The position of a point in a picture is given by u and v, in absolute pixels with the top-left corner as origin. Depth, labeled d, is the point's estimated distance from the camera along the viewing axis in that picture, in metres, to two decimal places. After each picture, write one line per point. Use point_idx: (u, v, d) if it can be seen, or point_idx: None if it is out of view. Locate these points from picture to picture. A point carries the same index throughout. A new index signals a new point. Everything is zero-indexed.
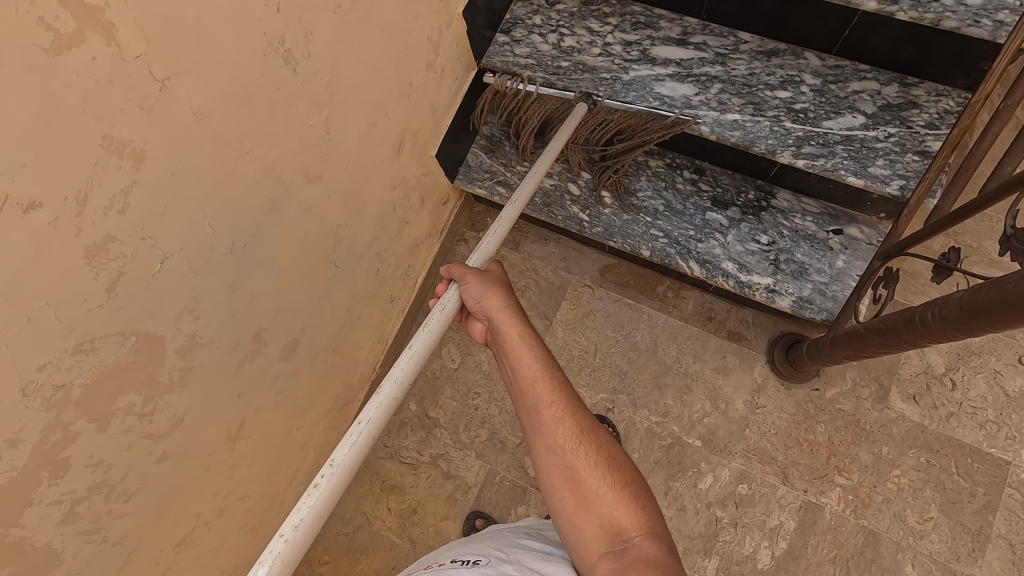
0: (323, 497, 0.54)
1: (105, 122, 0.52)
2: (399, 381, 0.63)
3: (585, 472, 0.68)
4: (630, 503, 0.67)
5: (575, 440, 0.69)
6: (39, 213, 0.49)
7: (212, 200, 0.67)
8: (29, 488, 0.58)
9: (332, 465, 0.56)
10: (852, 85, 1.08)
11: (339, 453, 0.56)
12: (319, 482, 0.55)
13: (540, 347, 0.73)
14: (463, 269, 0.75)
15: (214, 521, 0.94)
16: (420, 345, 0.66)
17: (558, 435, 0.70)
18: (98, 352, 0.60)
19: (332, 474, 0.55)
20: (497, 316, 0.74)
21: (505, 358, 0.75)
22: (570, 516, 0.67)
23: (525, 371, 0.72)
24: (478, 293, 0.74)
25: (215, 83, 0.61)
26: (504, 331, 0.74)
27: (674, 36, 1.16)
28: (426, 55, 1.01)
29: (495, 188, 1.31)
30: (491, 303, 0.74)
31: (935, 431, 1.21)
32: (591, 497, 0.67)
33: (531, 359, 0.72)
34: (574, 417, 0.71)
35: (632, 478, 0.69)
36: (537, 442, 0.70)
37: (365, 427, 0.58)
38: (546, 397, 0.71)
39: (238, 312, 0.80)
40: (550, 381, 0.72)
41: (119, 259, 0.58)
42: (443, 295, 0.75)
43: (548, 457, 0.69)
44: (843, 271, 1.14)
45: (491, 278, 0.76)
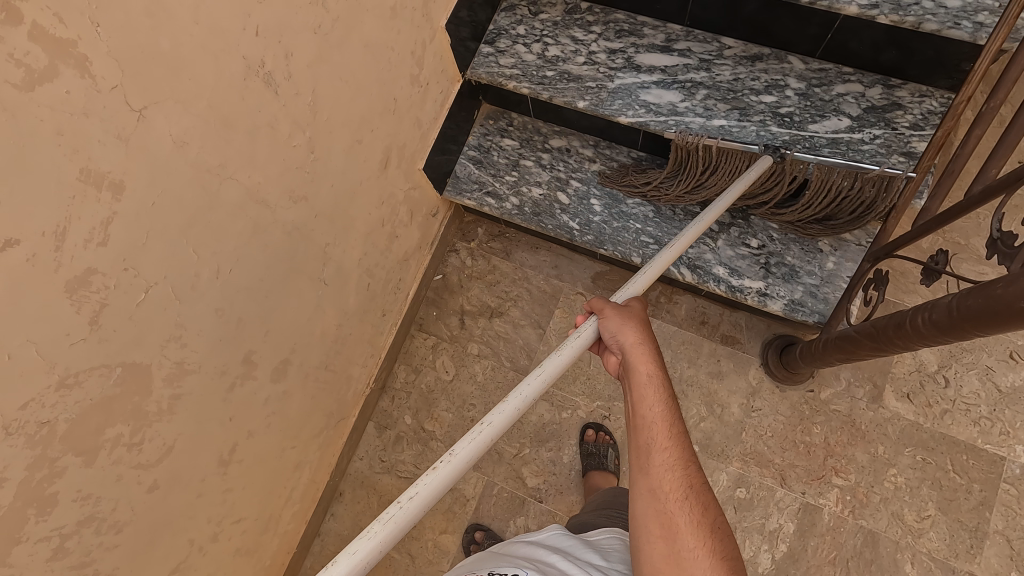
0: (442, 479, 0.54)
1: (82, 155, 0.51)
2: (527, 396, 0.64)
3: (683, 528, 0.61)
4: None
5: (681, 493, 0.63)
6: (17, 250, 0.48)
7: (195, 226, 0.66)
8: (15, 526, 0.58)
9: (452, 454, 0.56)
10: (836, 88, 1.08)
11: (462, 445, 0.57)
12: (440, 465, 0.55)
13: (668, 393, 0.70)
14: (603, 303, 0.77)
15: (209, 546, 0.93)
16: (553, 366, 0.67)
17: (663, 481, 0.64)
18: (82, 385, 0.59)
19: (452, 462, 0.55)
20: (631, 350, 0.72)
21: (628, 393, 0.71)
22: (654, 568, 0.60)
23: (647, 407, 0.69)
24: (616, 326, 0.74)
25: (195, 110, 0.61)
26: (634, 368, 0.72)
27: (659, 43, 1.16)
28: (409, 70, 1.00)
29: (484, 199, 1.31)
30: (627, 337, 0.73)
31: (929, 429, 1.22)
32: (683, 553, 0.60)
33: (656, 399, 0.69)
34: (685, 470, 0.65)
35: (734, 555, 0.61)
36: (640, 483, 0.65)
37: (489, 428, 0.59)
38: (663, 440, 0.66)
39: (226, 336, 0.79)
40: (670, 428, 0.68)
41: (102, 291, 0.57)
42: (581, 326, 0.76)
43: (646, 499, 0.64)
44: (834, 272, 1.15)
45: (634, 316, 0.76)
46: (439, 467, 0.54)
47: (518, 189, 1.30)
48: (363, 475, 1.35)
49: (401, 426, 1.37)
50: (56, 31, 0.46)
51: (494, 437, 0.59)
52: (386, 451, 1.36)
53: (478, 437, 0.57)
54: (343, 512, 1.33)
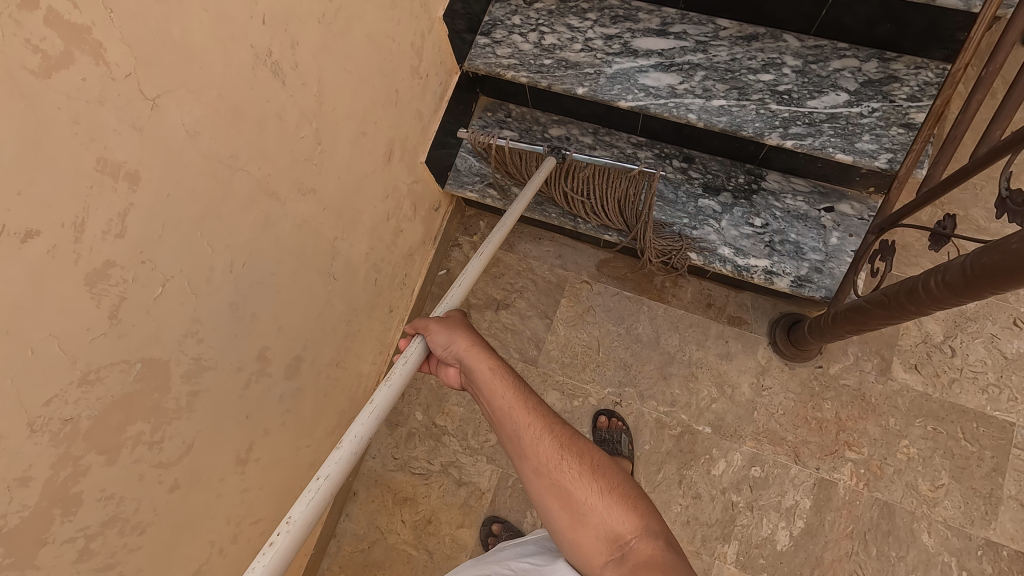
0: (279, 555, 0.52)
1: (99, 144, 0.50)
2: (361, 437, 0.62)
3: (573, 485, 0.63)
4: (624, 506, 0.62)
5: (558, 455, 0.65)
6: (38, 241, 0.48)
7: (209, 219, 0.65)
8: (41, 527, 0.57)
9: (288, 522, 0.54)
10: (833, 63, 1.09)
11: (296, 511, 0.55)
12: (275, 539, 0.53)
13: (508, 372, 0.71)
14: (425, 320, 0.76)
15: (229, 547, 0.92)
16: (381, 399, 0.65)
17: (540, 454, 0.66)
18: (103, 381, 0.59)
19: (289, 530, 0.53)
20: (466, 355, 0.73)
21: (479, 393, 0.72)
22: (566, 534, 0.62)
23: (498, 400, 0.69)
24: (444, 337, 0.75)
25: (205, 99, 0.60)
26: (473, 367, 0.72)
27: (654, 27, 1.17)
28: (409, 61, 1.00)
29: (486, 191, 1.32)
30: (458, 343, 0.74)
31: (939, 398, 1.23)
32: (582, 508, 0.62)
33: (502, 384, 0.70)
34: (552, 432, 0.67)
35: (622, 479, 0.65)
36: (523, 468, 0.66)
37: (324, 483, 0.57)
38: (523, 416, 0.68)
39: (241, 333, 0.78)
40: (525, 401, 0.69)
41: (120, 284, 0.57)
42: (407, 349, 0.75)
43: (535, 479, 0.65)
44: (838, 248, 1.16)
45: (452, 322, 0.76)
46: (275, 543, 0.52)
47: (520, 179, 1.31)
48: (376, 473, 1.34)
49: (412, 423, 1.37)
50: (71, 17, 0.46)
51: (330, 491, 0.57)
52: (398, 449, 1.35)
53: (311, 499, 0.55)
54: (357, 512, 1.33)
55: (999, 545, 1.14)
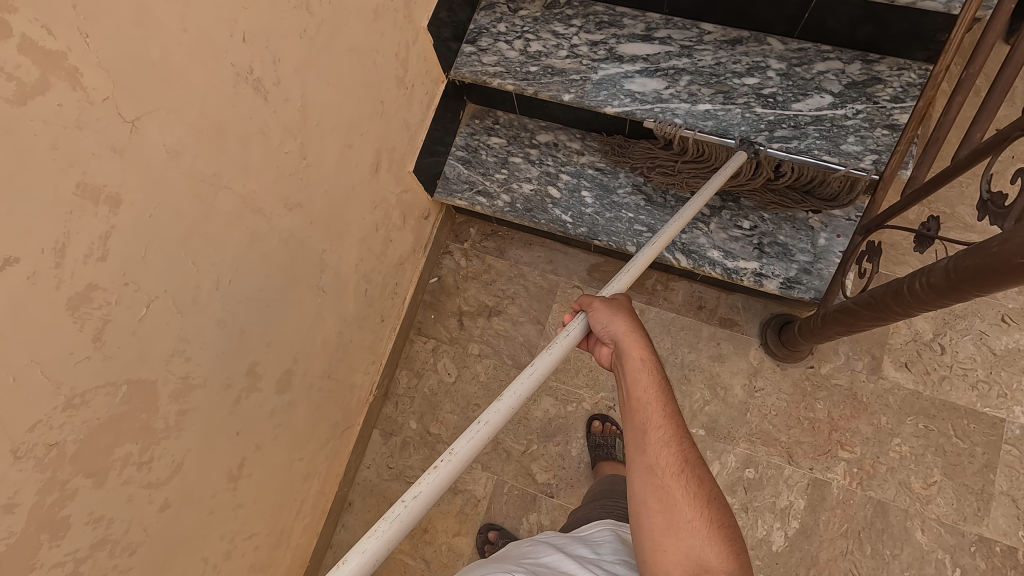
0: (442, 478, 0.56)
1: (78, 169, 0.50)
2: (521, 394, 0.65)
3: (681, 502, 0.62)
4: (724, 546, 0.60)
5: (677, 468, 0.64)
6: (17, 269, 0.48)
7: (193, 238, 0.65)
8: (29, 552, 0.56)
9: (452, 453, 0.57)
10: (817, 66, 1.10)
11: (459, 444, 0.58)
12: (441, 464, 0.57)
13: (658, 371, 0.70)
14: (591, 298, 0.76)
15: (223, 563, 0.92)
16: (544, 364, 0.67)
17: (659, 457, 0.65)
18: (89, 405, 0.58)
19: (452, 460, 0.57)
20: (624, 339, 0.72)
21: (622, 377, 0.72)
22: (655, 542, 0.61)
23: (640, 390, 0.69)
24: (607, 316, 0.74)
25: (187, 119, 0.60)
26: (626, 353, 0.71)
27: (639, 32, 1.17)
28: (395, 72, 1.00)
29: (475, 198, 1.31)
30: (618, 326, 0.72)
31: (929, 396, 1.23)
32: (682, 525, 0.61)
33: (647, 378, 0.69)
34: (680, 446, 0.66)
35: (728, 520, 0.62)
36: (637, 461, 0.66)
37: (486, 427, 0.60)
38: (658, 418, 0.67)
39: (230, 349, 0.78)
40: (664, 406, 0.68)
41: (104, 307, 0.56)
42: (569, 322, 0.76)
43: (644, 477, 0.64)
44: (826, 248, 1.16)
45: (620, 304, 0.75)
46: (441, 466, 0.56)
47: (509, 187, 1.30)
48: (372, 483, 1.34)
49: (407, 431, 1.36)
50: (45, 43, 0.45)
51: (490, 435, 0.60)
52: (393, 458, 1.35)
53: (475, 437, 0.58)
54: (354, 522, 1.32)
55: (992, 541, 1.15)
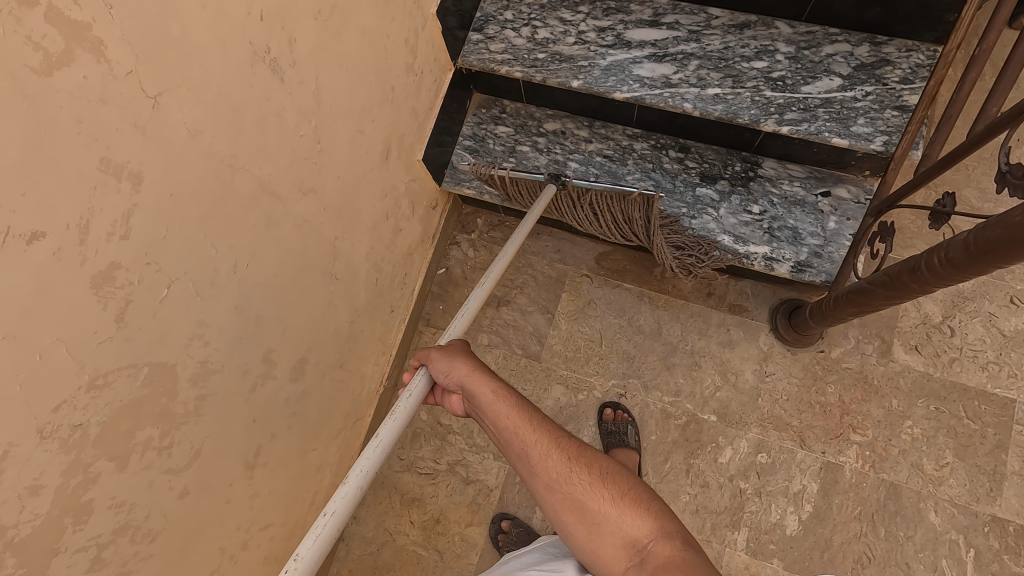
0: None
1: (101, 144, 0.50)
2: (368, 470, 0.63)
3: (586, 498, 0.64)
4: (639, 511, 0.63)
5: (568, 470, 0.66)
6: (43, 244, 0.47)
7: (210, 220, 0.65)
8: (53, 536, 0.56)
9: (296, 559, 0.55)
10: (825, 49, 1.10)
11: (304, 547, 0.55)
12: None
13: (509, 392, 0.72)
14: (427, 351, 0.77)
15: (239, 554, 0.92)
16: (386, 434, 0.67)
17: (550, 469, 0.66)
18: (112, 386, 0.58)
19: (296, 568, 0.54)
20: (468, 379, 0.73)
21: (484, 418, 0.72)
22: (586, 544, 0.62)
23: (504, 422, 0.70)
24: (446, 364, 0.75)
25: (206, 98, 0.59)
26: (475, 390, 0.73)
27: (646, 18, 1.17)
28: (404, 58, 1.00)
29: (484, 188, 1.33)
30: (459, 369, 0.74)
31: (940, 378, 1.24)
32: (598, 519, 0.63)
33: (504, 406, 0.70)
34: (560, 446, 0.67)
35: (630, 483, 0.65)
36: (535, 487, 0.66)
37: (333, 517, 0.58)
38: (529, 437, 0.68)
39: (246, 335, 0.77)
40: (530, 420, 0.70)
41: (126, 287, 0.56)
42: (411, 381, 0.77)
43: (549, 496, 0.65)
44: (836, 231, 1.17)
45: (454, 348, 0.77)
46: None
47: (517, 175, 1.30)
48: (383, 476, 1.34)
49: (417, 423, 1.36)
50: (71, 13, 0.45)
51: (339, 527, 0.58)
52: (404, 449, 1.35)
53: (320, 535, 0.56)
54: (366, 514, 1.32)
55: (1006, 520, 1.15)
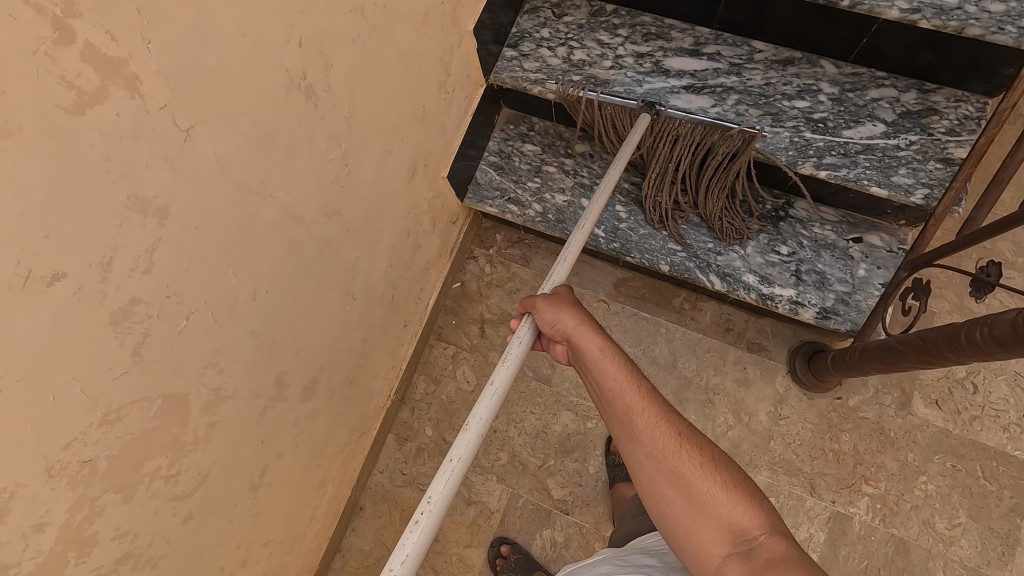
0: (424, 532, 0.58)
1: (130, 180, 0.47)
2: (485, 418, 0.67)
3: (693, 478, 0.61)
4: (749, 502, 0.59)
5: (676, 446, 0.63)
6: (64, 284, 0.45)
7: (234, 249, 0.63)
8: (55, 571, 0.54)
9: (429, 501, 0.60)
10: (870, 92, 1.06)
11: (435, 491, 0.60)
12: (420, 517, 0.59)
13: (619, 353, 0.70)
14: (532, 299, 0.77)
15: (238, 571, 0.91)
16: (501, 380, 0.70)
17: (655, 440, 0.64)
18: (124, 420, 0.56)
19: (430, 510, 0.59)
20: (573, 330, 0.73)
21: (590, 374, 0.71)
22: (684, 524, 0.59)
23: (611, 381, 0.68)
24: (551, 314, 0.75)
25: (238, 127, 0.57)
26: (582, 345, 0.72)
27: (687, 46, 1.14)
28: (437, 76, 0.97)
29: (506, 206, 1.28)
30: (565, 321, 0.73)
31: (959, 435, 1.21)
32: (703, 500, 0.60)
33: (614, 365, 0.69)
34: (669, 421, 0.65)
35: (740, 472, 0.62)
36: (635, 455, 0.64)
37: (458, 465, 0.63)
38: (639, 403, 0.66)
39: (262, 359, 0.76)
40: (639, 388, 0.68)
41: (145, 321, 0.54)
42: (519, 330, 0.77)
43: (647, 466, 0.63)
44: (865, 279, 1.14)
45: (561, 299, 0.76)
46: (421, 520, 0.58)
47: (541, 196, 1.27)
48: (384, 489, 1.33)
49: (422, 438, 1.35)
50: (107, 49, 0.42)
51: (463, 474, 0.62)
52: (407, 464, 1.34)
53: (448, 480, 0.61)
54: (364, 527, 1.31)
55: None
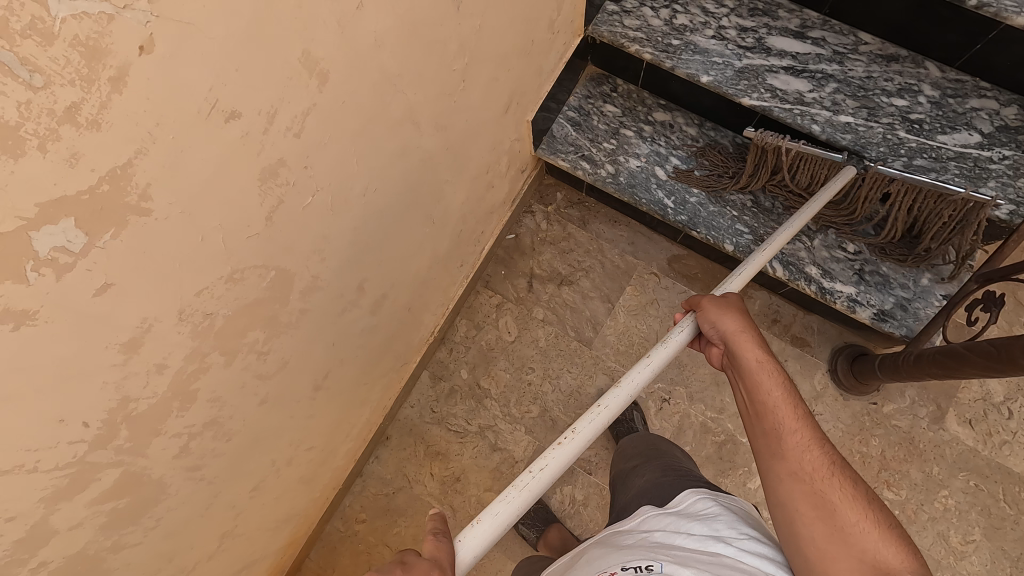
0: (567, 453, 0.59)
1: (308, 35, 0.47)
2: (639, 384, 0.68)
3: (841, 507, 0.59)
4: (901, 548, 0.56)
5: (826, 473, 0.61)
6: (236, 124, 0.45)
7: (362, 136, 0.62)
8: (160, 417, 0.55)
9: (575, 431, 0.61)
10: (971, 101, 1.05)
11: (583, 424, 0.61)
12: (565, 440, 0.60)
13: (779, 369, 0.68)
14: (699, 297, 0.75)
15: (283, 469, 0.92)
16: (660, 359, 0.70)
17: (803, 461, 0.62)
18: (244, 282, 0.56)
19: (575, 439, 0.60)
20: (735, 336, 0.71)
21: (740, 381, 0.70)
22: (818, 550, 0.57)
23: (766, 393, 0.67)
24: (716, 316, 0.73)
25: (397, 9, 0.57)
26: (740, 353, 0.70)
27: (793, 28, 1.13)
28: (550, 13, 0.96)
29: (579, 162, 1.27)
30: (729, 324, 0.72)
31: (987, 456, 1.22)
32: (847, 532, 0.57)
33: (770, 379, 0.67)
34: (823, 448, 0.63)
35: (894, 518, 0.59)
36: (777, 469, 0.63)
37: (605, 412, 0.63)
38: (793, 421, 0.64)
39: (353, 259, 0.76)
40: (795, 407, 0.66)
41: (284, 186, 0.54)
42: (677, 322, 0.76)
43: (790, 483, 0.62)
44: (927, 289, 1.14)
45: (728, 302, 0.74)
46: (565, 442, 0.59)
47: (614, 158, 1.27)
48: (412, 423, 1.34)
49: (457, 380, 1.36)
50: None
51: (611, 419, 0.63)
52: (437, 402, 1.35)
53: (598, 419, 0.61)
54: (388, 456, 1.33)
55: None
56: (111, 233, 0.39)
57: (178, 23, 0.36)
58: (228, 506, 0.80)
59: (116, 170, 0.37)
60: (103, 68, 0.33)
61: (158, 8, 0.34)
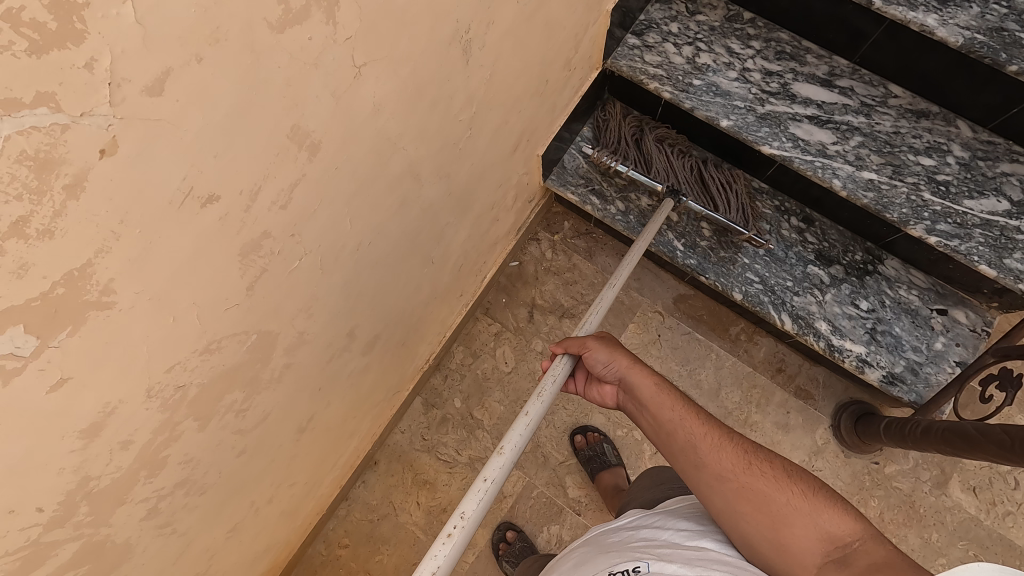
0: (456, 547, 0.52)
1: (298, 111, 0.44)
2: (519, 445, 0.62)
3: (771, 493, 0.60)
4: (832, 511, 0.59)
5: (745, 465, 0.63)
6: (214, 207, 0.42)
7: (357, 197, 0.59)
8: (125, 488, 0.52)
9: (463, 518, 0.53)
10: (1001, 166, 1.01)
11: (469, 507, 0.54)
12: (452, 531, 0.53)
13: (670, 385, 0.70)
14: (580, 341, 0.74)
15: (263, 507, 0.90)
16: (537, 412, 0.65)
17: (722, 463, 0.63)
18: (222, 351, 0.54)
19: (465, 526, 0.53)
20: (625, 370, 0.72)
21: (644, 411, 0.70)
22: (770, 545, 0.57)
23: (668, 412, 0.67)
24: (604, 356, 0.73)
25: (400, 74, 0.53)
26: (634, 382, 0.71)
27: (820, 75, 1.08)
28: (567, 53, 0.92)
29: (588, 198, 1.23)
30: (616, 360, 0.72)
31: (989, 527, 1.19)
32: (787, 515, 0.59)
33: (667, 396, 0.69)
34: (732, 442, 0.65)
35: (815, 482, 0.62)
36: (702, 479, 0.62)
37: (492, 487, 0.56)
38: (699, 428, 0.66)
39: (343, 310, 0.73)
40: (696, 415, 0.67)
41: (267, 257, 0.51)
42: (554, 367, 0.73)
43: (720, 489, 0.61)
44: (940, 353, 1.10)
45: (607, 338, 0.75)
46: (454, 535, 0.52)
47: (626, 195, 1.23)
48: (402, 449, 1.32)
49: (449, 408, 1.33)
50: None
51: (496, 494, 0.57)
52: (429, 430, 1.32)
53: (483, 497, 0.55)
54: (375, 482, 1.30)
55: None
56: (67, 331, 0.36)
57: (146, 121, 0.33)
58: (200, 552, 0.77)
59: (73, 272, 0.34)
60: (56, 177, 0.30)
61: (122, 109, 0.31)
